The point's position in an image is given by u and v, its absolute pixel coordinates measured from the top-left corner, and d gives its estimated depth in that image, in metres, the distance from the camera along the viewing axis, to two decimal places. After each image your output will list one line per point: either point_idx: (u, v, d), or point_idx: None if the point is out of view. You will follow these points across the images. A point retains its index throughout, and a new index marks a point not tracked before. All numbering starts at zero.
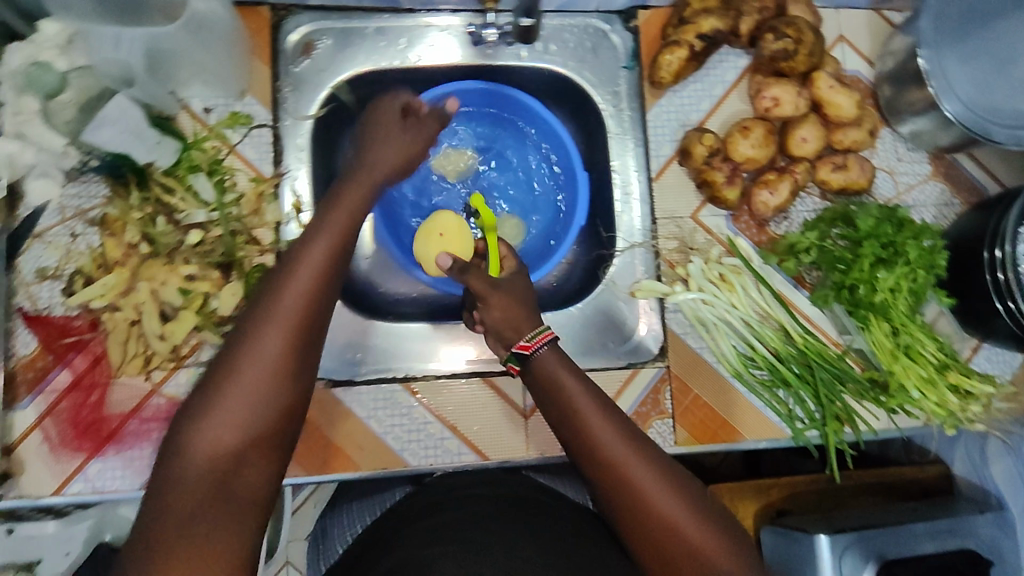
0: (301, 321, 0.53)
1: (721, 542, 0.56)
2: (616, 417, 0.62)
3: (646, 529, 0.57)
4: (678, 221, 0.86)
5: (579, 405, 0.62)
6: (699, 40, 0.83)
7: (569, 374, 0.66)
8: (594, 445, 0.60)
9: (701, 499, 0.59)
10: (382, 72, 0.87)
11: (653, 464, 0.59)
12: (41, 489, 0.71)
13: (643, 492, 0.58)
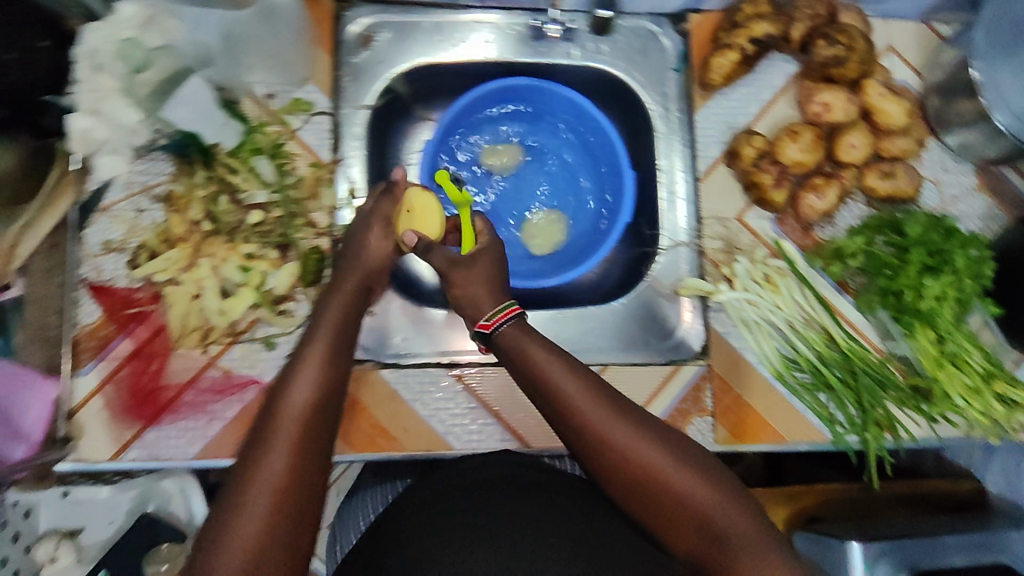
0: (326, 387, 0.60)
1: (718, 492, 0.60)
2: (600, 391, 0.63)
3: (644, 495, 0.60)
4: (723, 221, 0.87)
5: (557, 385, 0.63)
6: (752, 44, 0.84)
7: (539, 348, 0.66)
8: (582, 423, 0.61)
9: (688, 454, 0.62)
10: (436, 65, 0.89)
11: (637, 430, 0.62)
12: (99, 454, 0.74)
13: (635, 460, 0.60)
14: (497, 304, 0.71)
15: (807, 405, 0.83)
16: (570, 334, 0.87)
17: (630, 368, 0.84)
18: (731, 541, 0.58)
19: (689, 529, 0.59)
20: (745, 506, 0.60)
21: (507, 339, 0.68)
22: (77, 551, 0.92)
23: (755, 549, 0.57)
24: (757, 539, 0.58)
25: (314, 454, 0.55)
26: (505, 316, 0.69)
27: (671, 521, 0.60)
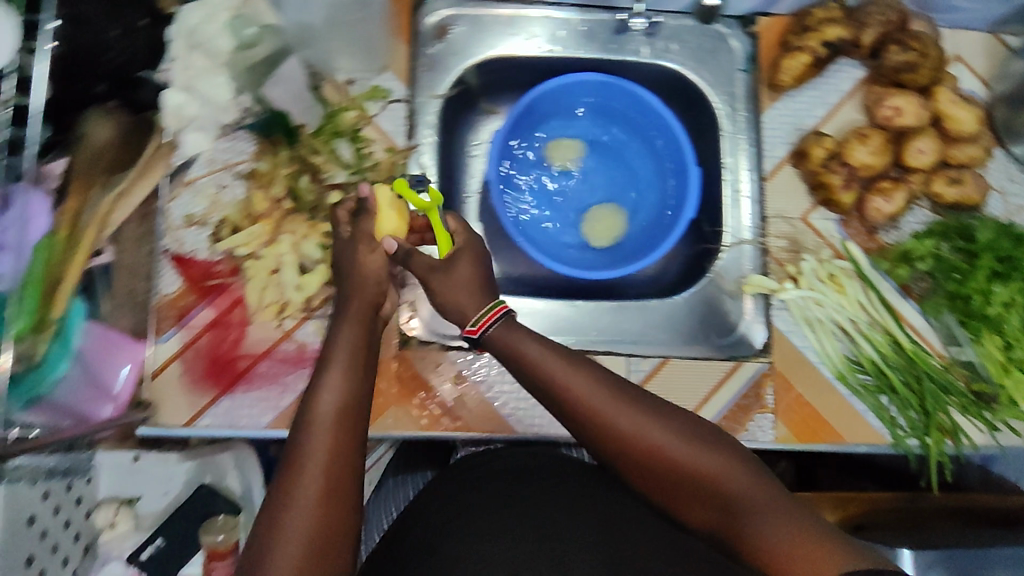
0: (352, 388, 0.62)
1: (729, 463, 0.63)
2: (605, 380, 0.65)
3: (656, 475, 0.63)
4: (789, 221, 0.87)
5: (560, 381, 0.64)
6: (823, 48, 0.85)
7: (534, 343, 0.67)
8: (589, 415, 0.64)
9: (695, 429, 0.65)
10: (506, 58, 0.90)
11: (641, 414, 0.64)
12: (176, 419, 0.76)
13: (643, 444, 0.63)
14: (479, 308, 0.70)
15: (868, 407, 0.84)
16: (632, 326, 0.88)
17: (692, 363, 0.85)
18: (746, 508, 0.60)
19: (702, 499, 0.63)
20: (757, 475, 0.62)
21: (496, 340, 0.68)
22: (135, 520, 0.96)
23: (770, 512, 0.59)
24: (772, 504, 0.60)
25: (347, 454, 0.58)
26: (486, 322, 0.68)
27: (685, 494, 0.63)
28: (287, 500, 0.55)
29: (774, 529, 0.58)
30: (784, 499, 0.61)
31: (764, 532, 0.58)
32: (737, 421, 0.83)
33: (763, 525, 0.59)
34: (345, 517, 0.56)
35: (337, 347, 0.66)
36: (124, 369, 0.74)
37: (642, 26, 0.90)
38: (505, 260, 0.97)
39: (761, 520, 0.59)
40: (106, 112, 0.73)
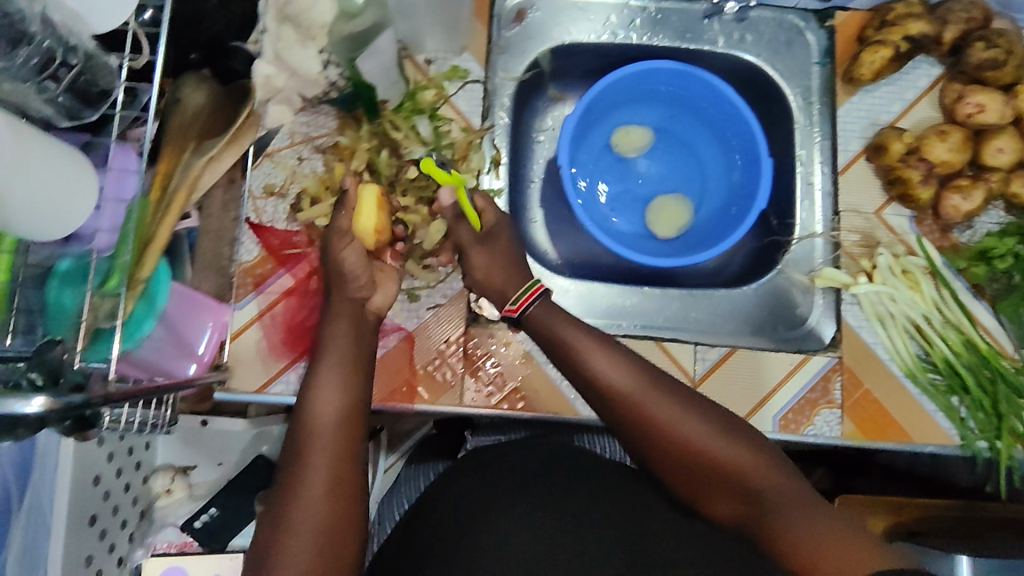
0: (352, 385, 0.65)
1: (757, 458, 0.63)
2: (636, 367, 0.66)
3: (683, 466, 0.63)
4: (861, 215, 0.87)
5: (591, 366, 0.66)
6: (907, 42, 0.83)
7: (567, 325, 0.69)
8: (619, 403, 0.64)
9: (725, 421, 0.65)
10: (580, 44, 0.90)
11: (672, 403, 0.64)
12: (250, 384, 0.77)
13: (671, 435, 0.63)
14: (519, 288, 0.72)
15: (939, 407, 0.82)
16: (698, 316, 0.90)
17: (759, 355, 0.84)
18: (773, 502, 0.61)
19: (729, 491, 0.63)
20: (784, 472, 0.63)
21: (535, 319, 0.70)
22: (191, 488, 1.01)
23: (798, 508, 0.60)
24: (799, 500, 0.61)
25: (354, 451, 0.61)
26: (529, 299, 0.71)
27: (712, 486, 0.63)
28: (299, 490, 0.57)
29: (802, 526, 0.58)
30: (810, 496, 0.62)
31: (792, 529, 0.59)
32: (803, 415, 0.82)
33: (791, 521, 0.59)
34: (354, 510, 0.59)
35: (328, 346, 0.68)
36: (206, 329, 0.75)
37: (734, 10, 0.89)
38: (567, 245, 0.98)
39: (789, 516, 0.60)
40: (200, 78, 0.72)
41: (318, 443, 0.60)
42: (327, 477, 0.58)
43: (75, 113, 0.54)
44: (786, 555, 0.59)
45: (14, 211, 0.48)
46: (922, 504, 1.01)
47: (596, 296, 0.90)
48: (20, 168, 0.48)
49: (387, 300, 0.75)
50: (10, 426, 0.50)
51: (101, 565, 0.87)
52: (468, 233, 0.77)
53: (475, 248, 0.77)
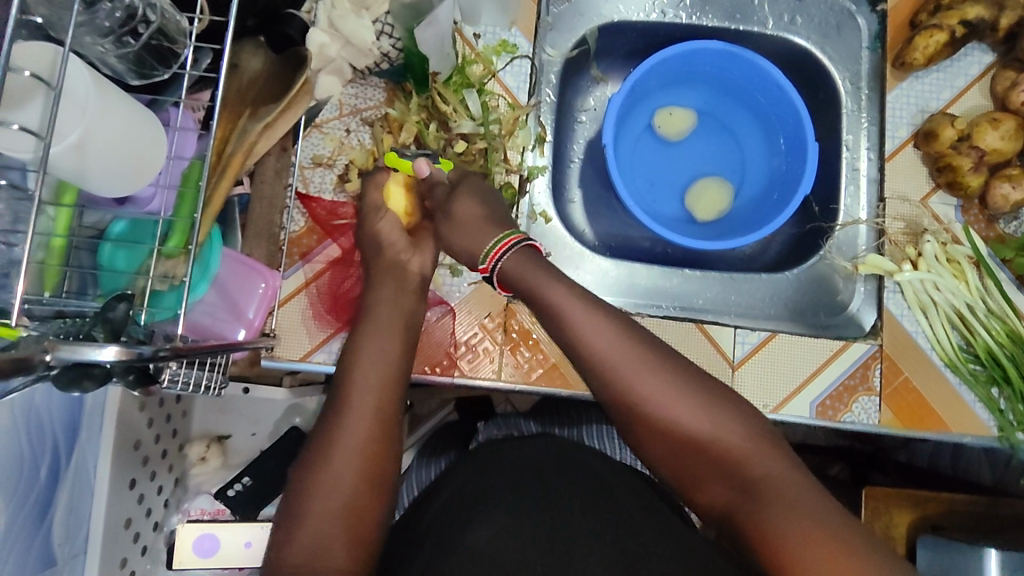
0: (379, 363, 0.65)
1: (753, 444, 0.61)
2: (645, 350, 0.65)
3: (675, 450, 0.63)
4: (908, 202, 0.86)
5: (582, 340, 0.65)
6: (963, 26, 0.82)
7: (559, 287, 0.67)
8: (619, 384, 0.64)
9: (725, 406, 0.63)
10: (630, 22, 0.91)
11: (673, 385, 0.63)
12: (295, 352, 0.78)
13: (665, 417, 0.63)
14: (491, 241, 0.71)
15: (978, 398, 0.81)
16: (738, 300, 0.90)
17: (800, 340, 0.83)
18: (761, 492, 0.59)
19: (728, 485, 0.61)
20: (782, 461, 0.61)
21: (509, 271, 0.70)
22: (224, 457, 1.01)
23: (785, 500, 0.57)
24: (803, 500, 0.56)
25: (384, 424, 0.62)
26: (499, 252, 0.70)
27: (700, 471, 0.63)
28: (321, 467, 0.58)
29: (792, 521, 0.55)
30: (808, 487, 0.59)
31: (775, 520, 0.56)
32: (841, 402, 0.81)
33: (784, 515, 0.56)
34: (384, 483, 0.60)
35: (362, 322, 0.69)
36: (257, 293, 0.75)
37: None
38: (602, 225, 0.97)
39: (776, 506, 0.57)
40: (257, 45, 0.72)
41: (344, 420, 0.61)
42: (352, 453, 0.59)
43: (146, 72, 0.55)
44: (765, 541, 0.56)
45: (98, 167, 0.48)
46: (950, 500, 0.97)
47: (636, 277, 0.90)
48: (108, 124, 0.47)
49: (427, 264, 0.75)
50: (76, 377, 0.47)
51: (139, 528, 0.87)
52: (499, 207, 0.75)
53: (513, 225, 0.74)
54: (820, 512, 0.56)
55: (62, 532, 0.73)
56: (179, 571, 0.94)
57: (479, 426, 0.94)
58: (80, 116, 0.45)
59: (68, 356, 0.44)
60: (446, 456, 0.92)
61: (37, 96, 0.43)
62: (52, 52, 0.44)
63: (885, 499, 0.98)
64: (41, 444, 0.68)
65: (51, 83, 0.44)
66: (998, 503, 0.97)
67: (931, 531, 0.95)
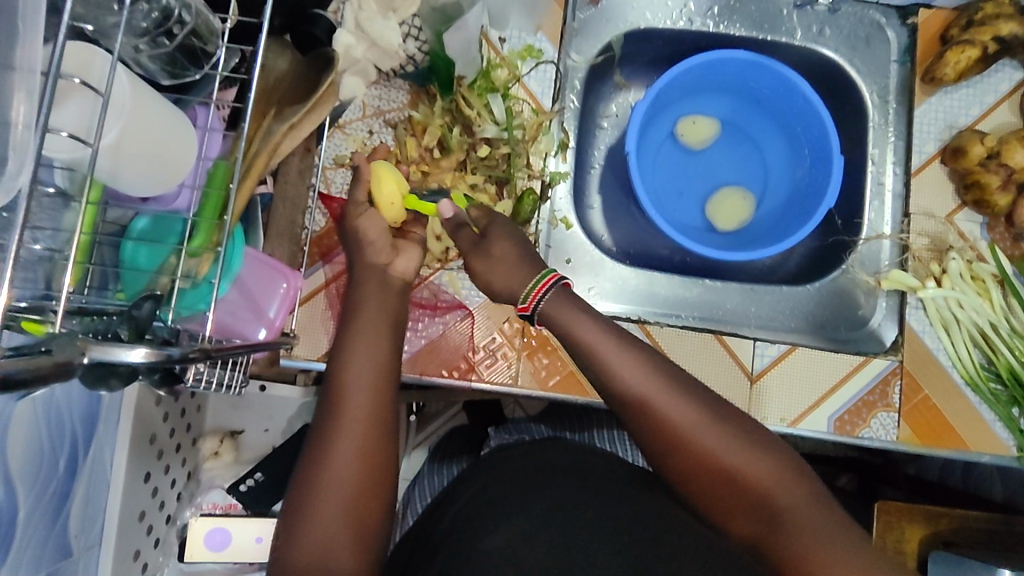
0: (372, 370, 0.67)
1: (775, 472, 0.62)
2: (664, 372, 0.66)
3: (700, 475, 0.63)
4: (933, 219, 0.86)
5: (613, 367, 0.65)
6: (995, 43, 0.81)
7: (588, 323, 0.67)
8: (637, 411, 0.65)
9: (748, 435, 0.64)
10: (657, 29, 0.91)
11: (698, 413, 0.64)
12: (313, 353, 0.79)
13: (691, 445, 0.63)
14: (528, 282, 0.70)
15: (998, 417, 0.80)
16: (757, 311, 0.90)
17: (819, 355, 0.82)
18: (789, 521, 0.60)
19: (744, 510, 0.63)
20: (806, 490, 0.62)
21: (548, 310, 0.69)
22: (237, 452, 1.01)
23: (810, 528, 0.59)
24: (816, 524, 0.59)
25: (376, 439, 0.64)
26: (541, 292, 0.68)
27: (725, 497, 0.63)
28: (320, 465, 0.62)
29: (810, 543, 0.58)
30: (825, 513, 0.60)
31: (805, 552, 0.58)
32: (859, 417, 0.80)
33: (802, 539, 0.58)
34: (380, 490, 0.63)
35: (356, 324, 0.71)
36: (279, 292, 0.74)
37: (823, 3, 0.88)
38: (619, 232, 0.97)
39: (805, 535, 0.59)
40: (283, 45, 0.70)
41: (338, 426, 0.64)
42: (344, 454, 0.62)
43: (178, 72, 0.55)
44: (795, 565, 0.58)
45: (131, 168, 0.48)
46: (963, 516, 0.95)
47: (654, 286, 0.89)
48: (143, 125, 0.48)
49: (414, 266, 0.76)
50: (103, 375, 0.46)
51: (152, 521, 0.87)
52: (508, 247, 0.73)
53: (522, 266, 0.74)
54: (843, 541, 0.58)
55: (79, 524, 0.72)
56: (189, 564, 0.95)
57: (491, 432, 0.94)
58: (118, 116, 0.45)
59: (102, 356, 0.42)
60: (459, 462, 0.93)
61: (83, 98, 0.43)
62: (91, 52, 0.44)
63: (897, 514, 0.96)
64: (61, 438, 0.67)
65: (97, 92, 0.44)
66: (1012, 522, 0.95)
67: (943, 548, 0.93)
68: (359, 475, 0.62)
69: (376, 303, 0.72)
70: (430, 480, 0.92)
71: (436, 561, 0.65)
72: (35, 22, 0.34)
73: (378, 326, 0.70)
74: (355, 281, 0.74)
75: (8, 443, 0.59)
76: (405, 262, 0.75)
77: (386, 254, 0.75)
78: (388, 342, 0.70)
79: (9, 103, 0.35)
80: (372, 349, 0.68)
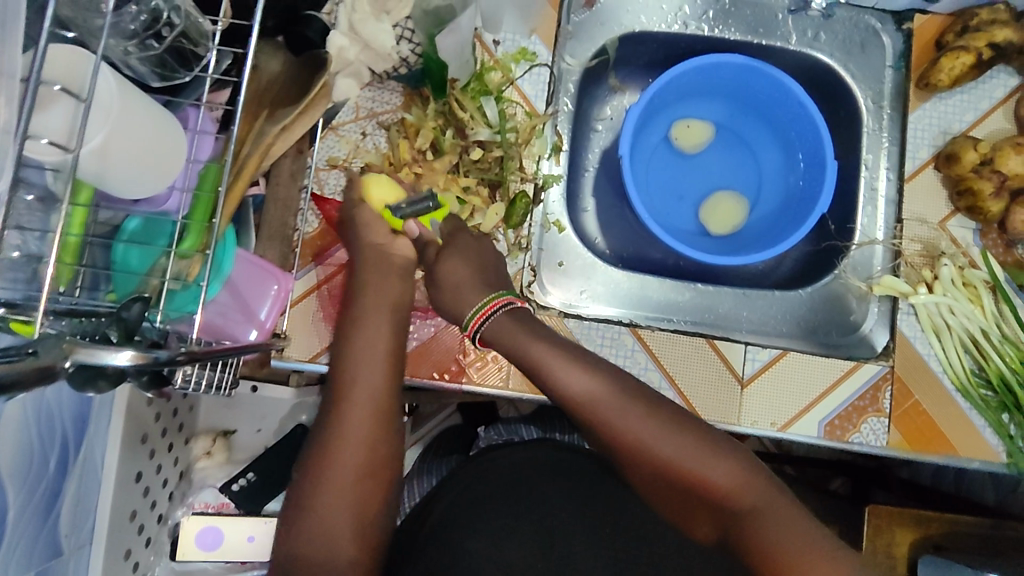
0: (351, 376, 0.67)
1: (744, 478, 0.62)
2: (626, 387, 0.66)
3: (672, 487, 0.64)
4: (926, 224, 0.86)
5: (567, 384, 0.65)
6: (990, 49, 0.81)
7: (540, 344, 0.67)
8: (604, 425, 0.64)
9: (707, 440, 0.64)
10: (652, 33, 0.91)
11: (656, 424, 0.64)
12: (304, 354, 0.78)
13: (653, 455, 0.63)
14: (470, 309, 0.70)
15: (988, 423, 0.80)
16: (749, 316, 0.90)
17: (810, 360, 0.82)
18: (760, 529, 0.59)
19: (714, 513, 0.63)
20: (774, 490, 0.62)
21: (494, 334, 0.69)
22: (229, 452, 1.02)
23: (781, 531, 0.58)
24: (789, 530, 0.58)
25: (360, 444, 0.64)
26: (483, 319, 0.69)
27: (695, 506, 0.64)
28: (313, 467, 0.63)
29: (781, 547, 0.57)
30: (799, 522, 0.59)
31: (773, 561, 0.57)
32: (850, 422, 0.80)
33: (774, 545, 0.57)
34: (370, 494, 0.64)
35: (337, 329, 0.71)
36: (270, 295, 0.74)
37: (820, 7, 0.88)
38: (611, 235, 0.96)
39: (775, 540, 0.57)
40: (275, 47, 0.71)
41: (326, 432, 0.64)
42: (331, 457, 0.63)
43: (168, 74, 0.56)
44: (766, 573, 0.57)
45: (117, 171, 0.48)
46: (953, 520, 0.95)
47: (648, 289, 0.89)
48: (130, 127, 0.47)
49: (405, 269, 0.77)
50: (90, 377, 0.46)
51: (144, 520, 0.87)
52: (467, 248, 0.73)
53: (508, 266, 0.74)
54: (816, 545, 0.57)
55: (69, 523, 0.73)
56: (180, 562, 0.95)
57: (482, 432, 0.94)
58: (104, 119, 0.45)
59: (85, 360, 0.42)
60: (450, 461, 0.93)
61: (66, 103, 0.43)
62: (77, 55, 0.44)
63: (888, 518, 0.96)
64: (51, 436, 0.67)
65: (81, 96, 0.44)
66: (1003, 526, 0.95)
67: (934, 552, 0.93)
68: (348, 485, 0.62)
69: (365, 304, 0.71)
70: (420, 481, 0.92)
71: (423, 563, 0.65)
72: (15, 28, 0.34)
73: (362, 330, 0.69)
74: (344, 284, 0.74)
75: None
76: None
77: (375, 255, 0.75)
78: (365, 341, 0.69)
79: None
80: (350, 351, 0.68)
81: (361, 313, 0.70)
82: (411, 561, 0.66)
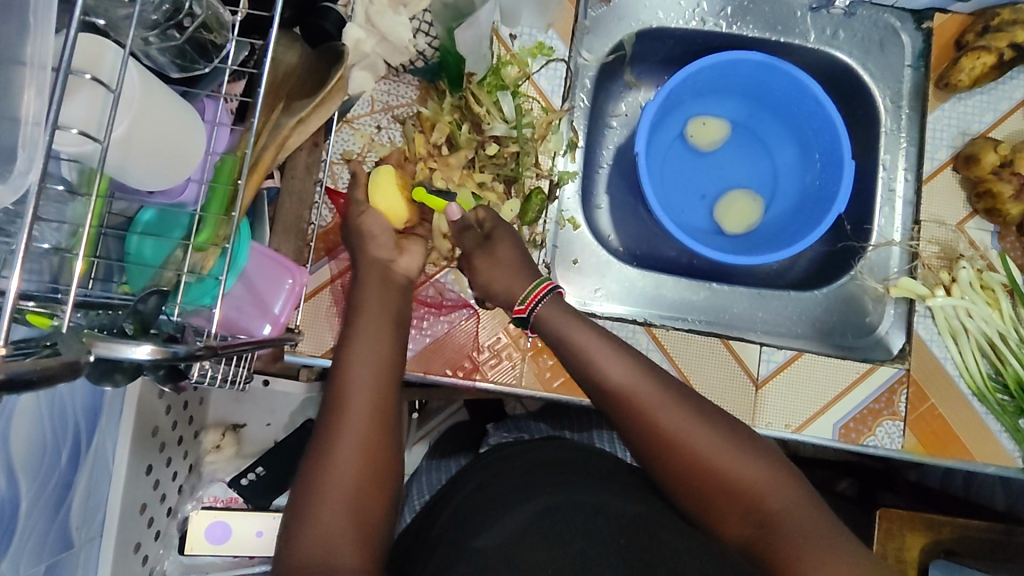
0: (379, 367, 0.67)
1: (770, 478, 0.62)
2: (662, 380, 0.66)
3: (698, 482, 0.63)
4: (944, 227, 0.85)
5: (600, 371, 0.66)
6: (1012, 49, 0.80)
7: (583, 331, 0.68)
8: (639, 413, 0.64)
9: (737, 434, 0.64)
10: (669, 29, 0.90)
11: (690, 415, 0.64)
12: (316, 349, 0.78)
13: (687, 449, 0.63)
14: (523, 291, 0.72)
15: (1005, 428, 0.80)
16: (764, 316, 0.89)
17: (826, 362, 0.81)
18: (789, 527, 0.59)
19: (737, 511, 0.62)
20: (800, 491, 0.62)
21: (543, 318, 0.70)
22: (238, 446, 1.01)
23: (807, 533, 0.59)
24: (816, 536, 0.59)
25: (377, 438, 0.63)
26: (537, 297, 0.70)
27: (721, 502, 0.62)
28: (329, 458, 0.60)
29: (812, 552, 0.57)
30: (823, 524, 0.60)
31: (802, 558, 0.57)
32: (865, 425, 0.80)
33: (805, 548, 0.58)
34: (384, 491, 0.62)
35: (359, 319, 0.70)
36: (284, 288, 0.73)
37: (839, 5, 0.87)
38: (624, 234, 0.96)
39: (803, 540, 0.58)
40: (292, 38, 0.70)
41: (348, 420, 0.62)
42: (355, 449, 0.61)
43: (187, 64, 0.55)
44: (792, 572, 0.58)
45: (138, 162, 0.48)
46: (964, 525, 0.94)
47: (662, 288, 0.89)
48: (153, 118, 0.47)
49: (415, 264, 0.76)
50: (108, 370, 0.46)
51: (154, 513, 0.87)
52: (511, 249, 0.75)
53: (524, 263, 0.74)
54: (842, 549, 0.57)
55: (80, 516, 0.72)
56: (189, 556, 0.95)
57: (490, 429, 0.94)
58: (128, 109, 0.45)
59: (106, 353, 0.41)
60: (459, 459, 0.93)
61: (91, 93, 0.43)
62: (102, 44, 0.44)
63: (900, 522, 0.95)
64: (64, 429, 0.67)
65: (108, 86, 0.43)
66: (1014, 531, 0.94)
67: (945, 556, 0.92)
68: (362, 478, 0.60)
69: (376, 298, 0.71)
70: (428, 479, 0.92)
71: (434, 561, 0.64)
72: (48, 15, 0.34)
73: (384, 326, 0.69)
74: (355, 279, 0.74)
75: (11, 435, 0.58)
76: (404, 261, 0.75)
77: (390, 251, 0.75)
78: (389, 338, 0.69)
79: (20, 99, 0.34)
80: (381, 345, 0.68)
81: (376, 302, 0.71)
82: (422, 560, 0.65)
